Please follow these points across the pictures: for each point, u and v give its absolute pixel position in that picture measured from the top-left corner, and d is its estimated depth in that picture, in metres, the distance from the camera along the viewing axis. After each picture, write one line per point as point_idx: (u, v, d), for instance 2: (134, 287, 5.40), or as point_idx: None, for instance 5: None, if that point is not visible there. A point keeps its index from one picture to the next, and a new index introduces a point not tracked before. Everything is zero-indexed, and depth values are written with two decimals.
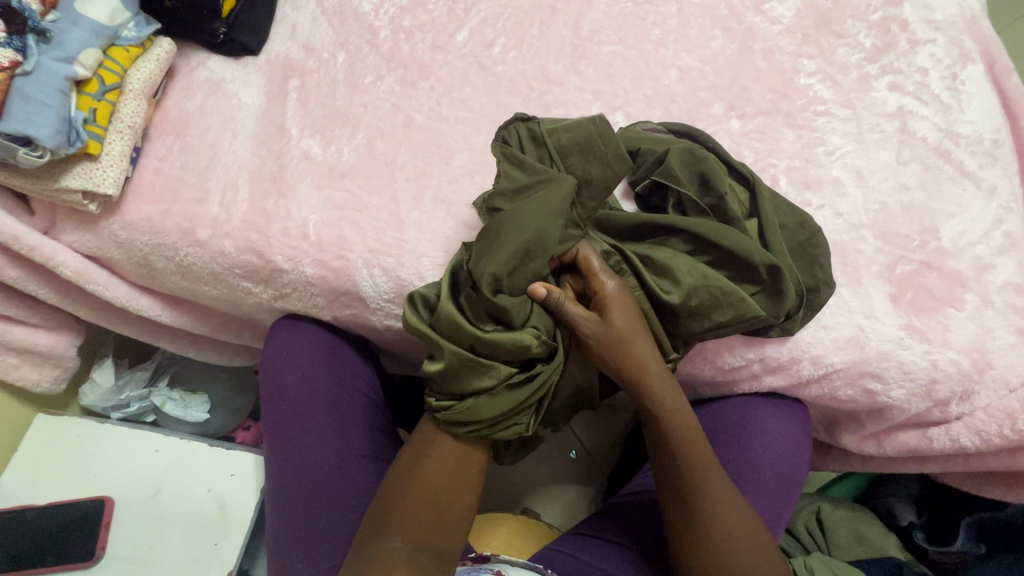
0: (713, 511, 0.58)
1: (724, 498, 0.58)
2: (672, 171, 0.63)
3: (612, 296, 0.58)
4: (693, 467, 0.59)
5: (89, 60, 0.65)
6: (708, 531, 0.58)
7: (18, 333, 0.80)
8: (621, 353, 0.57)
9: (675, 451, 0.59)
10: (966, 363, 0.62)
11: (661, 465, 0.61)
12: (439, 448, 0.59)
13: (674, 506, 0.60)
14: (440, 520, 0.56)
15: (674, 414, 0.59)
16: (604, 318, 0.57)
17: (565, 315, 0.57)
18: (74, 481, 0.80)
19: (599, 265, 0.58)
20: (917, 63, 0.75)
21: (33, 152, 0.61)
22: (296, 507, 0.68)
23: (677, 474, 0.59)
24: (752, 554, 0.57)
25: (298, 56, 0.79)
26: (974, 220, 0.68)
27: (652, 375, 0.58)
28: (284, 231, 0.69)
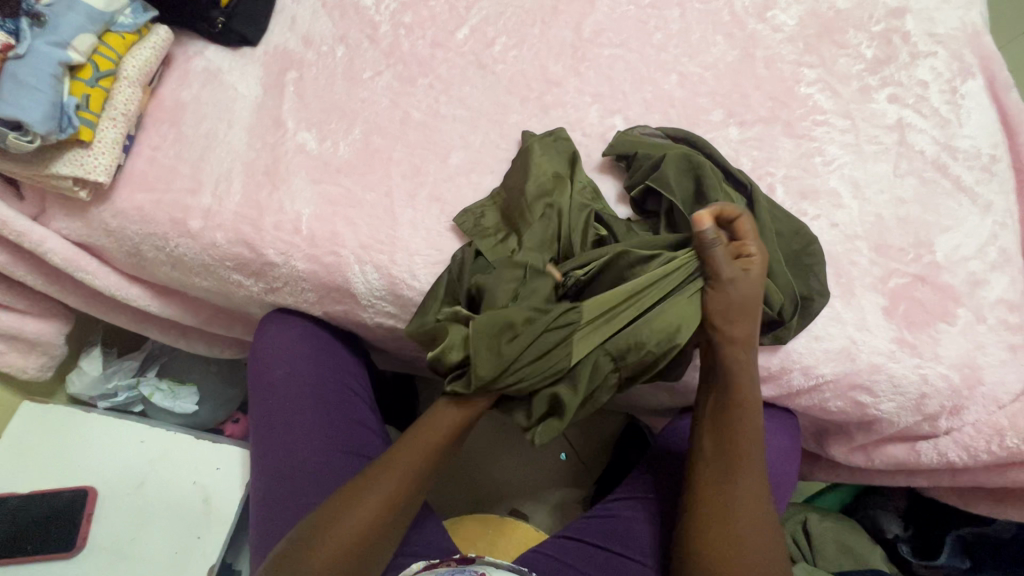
0: (741, 490, 0.58)
1: (753, 480, 0.58)
2: (666, 178, 0.64)
3: (756, 260, 0.59)
4: (738, 441, 0.59)
5: (83, 46, 0.63)
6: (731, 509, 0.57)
7: (6, 319, 0.79)
8: (728, 318, 0.59)
9: (728, 422, 0.59)
10: (956, 379, 0.62)
11: (709, 433, 0.61)
12: (406, 451, 0.58)
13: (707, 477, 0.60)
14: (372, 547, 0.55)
15: (740, 386, 0.59)
16: (746, 274, 0.58)
17: (711, 256, 0.59)
18: (58, 469, 0.79)
19: (750, 227, 0.59)
20: (917, 76, 0.75)
21: (24, 136, 0.60)
22: (311, 483, 0.67)
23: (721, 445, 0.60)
24: (765, 544, 0.56)
25: (297, 49, 0.79)
26: (970, 235, 0.68)
27: (744, 342, 0.59)
28: (276, 224, 0.68)
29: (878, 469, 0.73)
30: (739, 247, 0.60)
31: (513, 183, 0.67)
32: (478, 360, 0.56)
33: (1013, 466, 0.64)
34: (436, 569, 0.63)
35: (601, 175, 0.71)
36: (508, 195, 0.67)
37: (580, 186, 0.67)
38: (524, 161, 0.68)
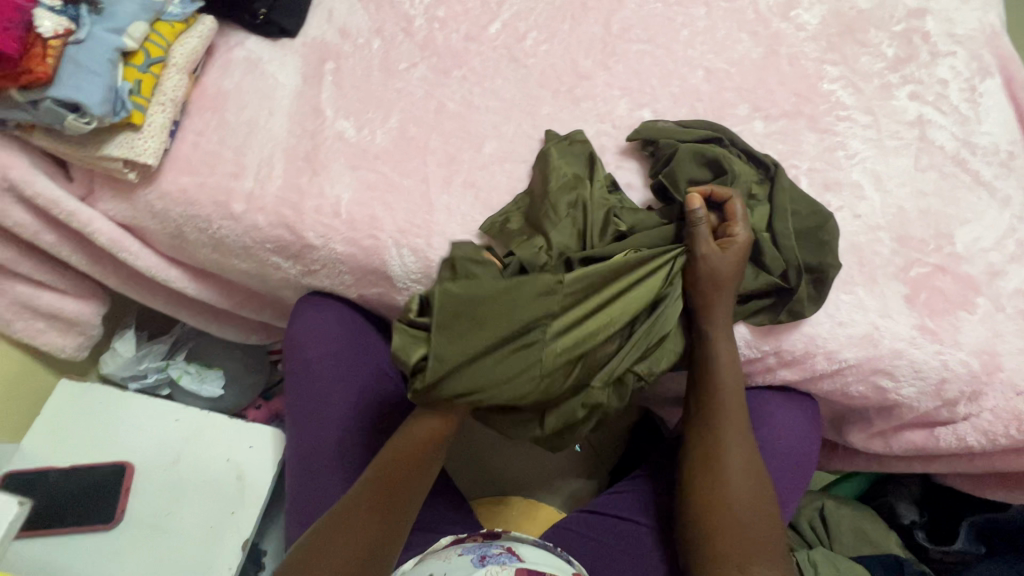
0: (735, 486, 0.61)
1: (745, 474, 0.62)
2: (678, 172, 0.68)
3: (740, 242, 0.64)
4: (724, 440, 0.63)
5: (138, 33, 0.66)
6: (728, 508, 0.61)
7: (47, 299, 0.81)
8: (715, 306, 0.64)
9: (710, 425, 0.64)
10: (975, 365, 0.64)
11: (696, 439, 0.65)
12: (393, 459, 0.60)
13: (698, 480, 0.63)
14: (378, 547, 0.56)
15: (722, 387, 0.64)
16: (722, 252, 0.64)
17: (695, 228, 0.64)
18: (96, 446, 0.81)
19: (741, 212, 0.65)
20: (937, 75, 0.77)
21: (82, 119, 0.63)
22: (320, 479, 0.69)
23: (705, 447, 0.64)
24: (766, 534, 0.60)
25: (334, 41, 0.81)
26: (988, 227, 0.70)
27: (726, 346, 0.65)
28: (317, 208, 0.71)
29: (896, 455, 0.75)
30: (726, 229, 0.65)
31: (539, 181, 0.69)
32: (442, 356, 0.56)
33: None
34: (465, 543, 0.63)
35: (626, 160, 0.74)
36: (528, 195, 0.70)
37: (602, 180, 0.70)
38: (542, 161, 0.70)
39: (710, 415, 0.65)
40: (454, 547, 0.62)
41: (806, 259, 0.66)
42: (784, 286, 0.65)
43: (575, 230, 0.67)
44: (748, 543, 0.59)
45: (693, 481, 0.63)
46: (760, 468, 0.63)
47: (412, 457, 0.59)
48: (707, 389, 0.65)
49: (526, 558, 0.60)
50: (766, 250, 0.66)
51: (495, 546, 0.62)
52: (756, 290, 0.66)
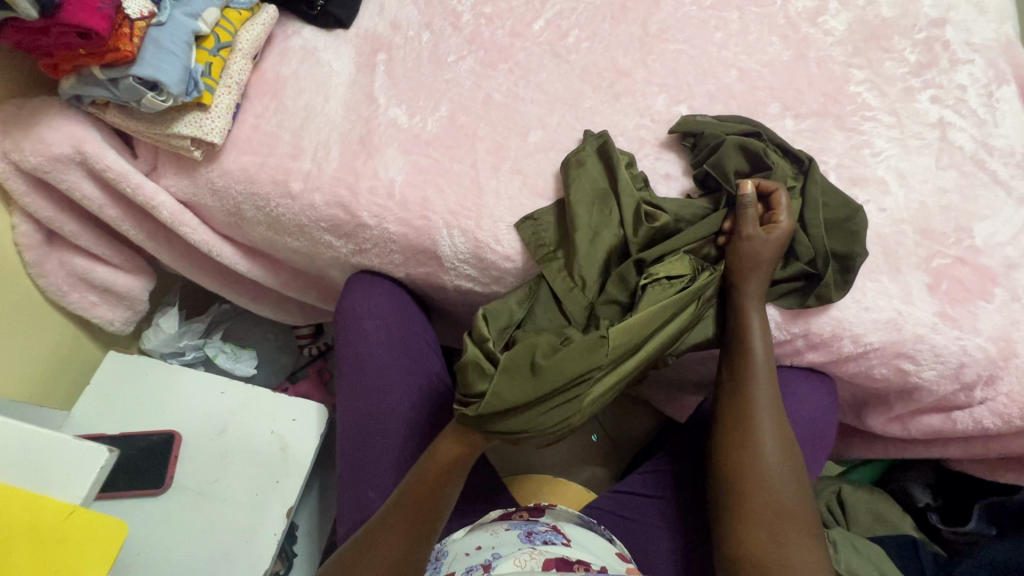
0: (768, 454, 0.63)
1: (779, 445, 0.64)
2: (723, 160, 0.71)
3: (784, 230, 0.68)
4: (756, 406, 0.66)
5: (210, 19, 0.70)
6: (761, 476, 0.62)
7: (101, 272, 0.85)
8: (754, 296, 0.68)
9: (742, 399, 0.66)
10: (992, 350, 0.68)
11: (729, 410, 0.67)
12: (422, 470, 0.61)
13: (733, 449, 0.65)
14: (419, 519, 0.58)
15: (755, 358, 0.67)
16: (767, 237, 0.68)
17: (744, 212, 0.69)
18: (144, 415, 0.84)
19: (787, 203, 0.69)
20: (957, 80, 0.82)
21: (159, 96, 0.67)
22: (371, 450, 0.73)
23: (737, 419, 0.66)
24: (798, 499, 0.62)
25: (385, 32, 0.85)
26: (1005, 223, 0.74)
27: (759, 317, 0.68)
28: (372, 189, 0.74)
29: (913, 439, 0.79)
30: (771, 217, 0.70)
31: (576, 175, 0.73)
32: (499, 394, 0.59)
33: None
34: (511, 519, 0.65)
35: (665, 152, 0.78)
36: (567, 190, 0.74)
37: (635, 176, 0.74)
38: (578, 163, 0.73)
39: (742, 389, 0.67)
40: (502, 523, 0.64)
41: (834, 247, 0.70)
42: (813, 272, 0.69)
43: (611, 223, 0.71)
44: (781, 508, 0.61)
45: (728, 449, 0.65)
46: (792, 440, 0.65)
47: (445, 466, 0.61)
48: (739, 361, 0.68)
49: (572, 539, 0.62)
50: (798, 239, 0.70)
51: (540, 525, 0.63)
52: (784, 275, 0.70)
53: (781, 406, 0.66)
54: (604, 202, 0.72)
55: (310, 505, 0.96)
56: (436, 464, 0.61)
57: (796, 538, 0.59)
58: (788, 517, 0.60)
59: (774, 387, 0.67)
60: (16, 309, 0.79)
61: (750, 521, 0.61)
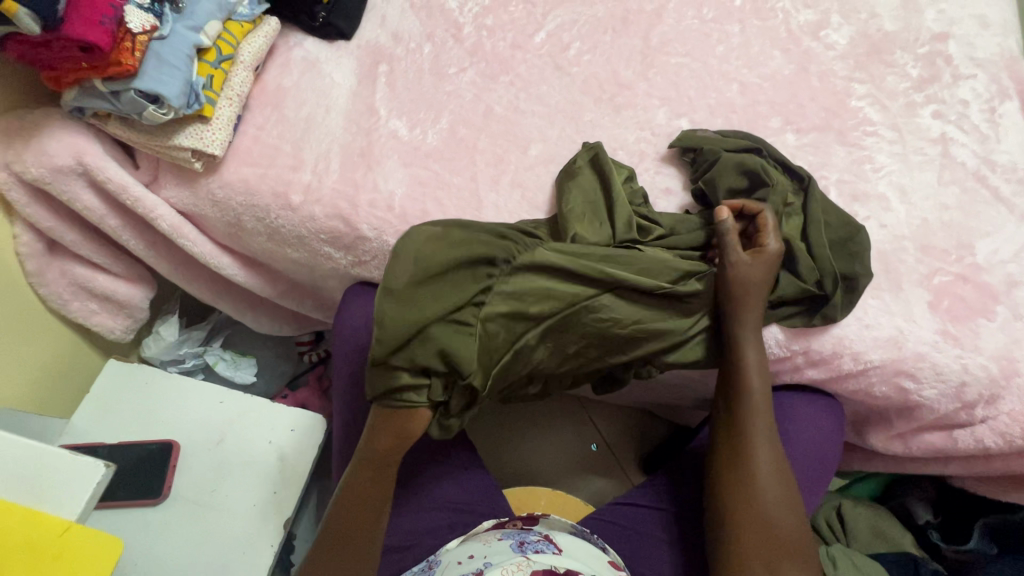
0: (765, 485, 0.63)
1: (775, 475, 0.64)
2: (719, 176, 0.71)
3: (770, 253, 0.68)
4: (753, 435, 0.65)
5: (212, 31, 0.71)
6: (759, 510, 0.62)
7: (101, 280, 0.85)
8: (751, 322, 0.67)
9: (740, 432, 0.66)
10: (994, 369, 0.68)
11: (725, 442, 0.67)
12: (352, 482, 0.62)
13: (730, 484, 0.64)
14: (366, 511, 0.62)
15: (751, 390, 0.66)
16: (750, 261, 0.67)
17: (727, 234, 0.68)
18: (142, 424, 0.84)
19: (772, 223, 0.69)
20: (959, 95, 0.82)
21: (161, 110, 0.67)
22: None
23: (733, 452, 0.66)
24: (794, 529, 0.62)
25: (387, 44, 0.85)
26: (1007, 240, 0.74)
27: (754, 344, 0.67)
28: (371, 201, 0.74)
29: (914, 456, 0.79)
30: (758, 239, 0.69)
31: (571, 189, 0.72)
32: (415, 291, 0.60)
33: None
34: (505, 529, 0.64)
35: (665, 166, 0.78)
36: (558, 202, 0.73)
37: (631, 191, 0.74)
38: (571, 176, 0.73)
39: (739, 422, 0.66)
40: (495, 532, 0.63)
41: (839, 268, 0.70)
42: (819, 293, 0.69)
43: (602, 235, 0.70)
44: (776, 539, 0.61)
45: (724, 485, 0.65)
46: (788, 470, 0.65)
47: (375, 471, 0.62)
48: (737, 393, 0.67)
49: (564, 549, 0.60)
50: (801, 261, 0.70)
51: (533, 533, 0.62)
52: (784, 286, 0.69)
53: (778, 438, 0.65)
54: (595, 211, 0.71)
55: (308, 514, 0.96)
56: (364, 474, 0.62)
57: (790, 568, 0.60)
58: (782, 548, 0.61)
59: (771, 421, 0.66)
60: (17, 317, 0.79)
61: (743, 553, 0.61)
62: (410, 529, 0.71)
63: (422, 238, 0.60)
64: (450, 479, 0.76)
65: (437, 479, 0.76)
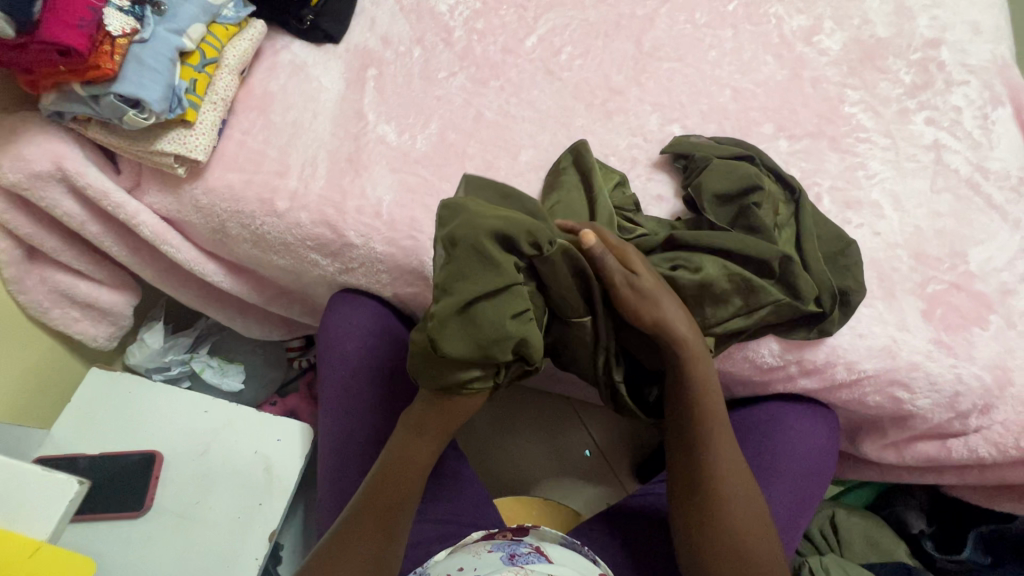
0: (734, 505, 0.60)
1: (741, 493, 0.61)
2: (708, 183, 0.70)
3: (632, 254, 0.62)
4: (714, 453, 0.62)
5: (196, 35, 0.70)
6: (732, 547, 0.59)
7: (83, 288, 0.83)
8: (696, 353, 0.62)
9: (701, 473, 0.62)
10: (988, 379, 0.67)
11: (685, 484, 0.63)
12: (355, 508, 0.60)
13: (698, 529, 0.61)
14: (386, 511, 0.59)
15: (706, 404, 0.62)
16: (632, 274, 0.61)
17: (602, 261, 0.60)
18: (124, 434, 0.83)
19: (614, 239, 0.63)
20: (952, 102, 0.81)
21: (141, 114, 0.66)
22: (348, 475, 0.73)
23: (698, 495, 0.62)
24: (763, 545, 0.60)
25: (376, 47, 0.84)
26: (1000, 248, 0.74)
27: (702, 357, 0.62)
28: (359, 208, 0.73)
29: (908, 465, 0.78)
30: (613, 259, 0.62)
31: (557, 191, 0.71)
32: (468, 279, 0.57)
33: None
34: (494, 539, 0.62)
35: (657, 173, 0.77)
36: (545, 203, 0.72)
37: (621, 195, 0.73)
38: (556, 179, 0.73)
39: (699, 462, 0.62)
40: (484, 543, 0.62)
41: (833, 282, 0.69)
42: (818, 310, 0.67)
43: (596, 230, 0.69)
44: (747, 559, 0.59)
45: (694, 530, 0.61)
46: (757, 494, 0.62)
47: (394, 479, 0.61)
48: (692, 429, 0.63)
49: (555, 560, 0.58)
50: (800, 275, 0.66)
51: (523, 545, 0.60)
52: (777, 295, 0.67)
53: (742, 468, 0.62)
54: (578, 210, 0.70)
55: (295, 524, 0.95)
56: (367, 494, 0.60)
57: None
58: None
59: (730, 453, 0.62)
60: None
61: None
62: None
63: (475, 221, 0.57)
64: (439, 490, 0.75)
65: (425, 491, 0.74)
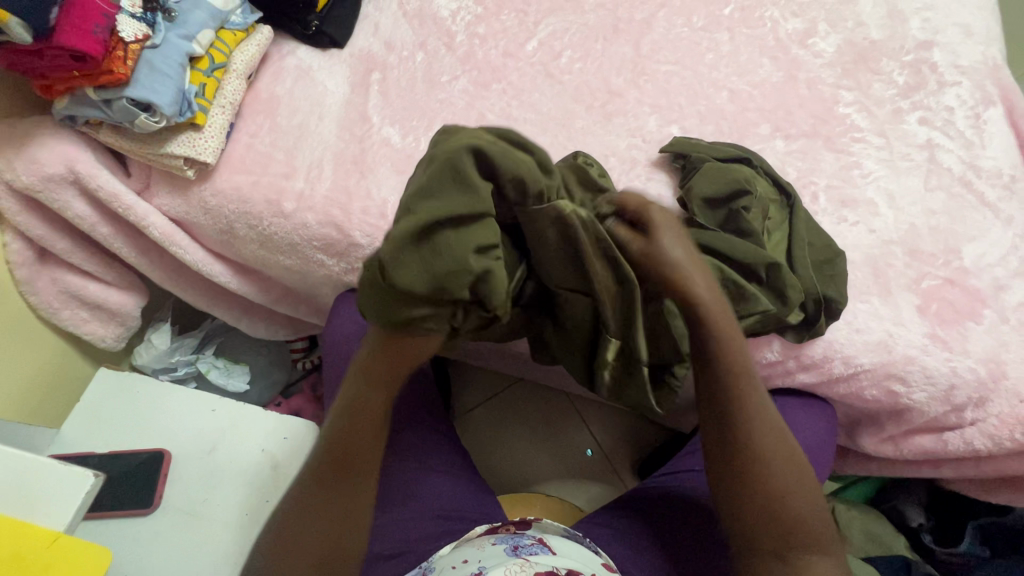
0: (776, 481, 0.60)
1: (783, 465, 0.61)
2: (699, 185, 0.72)
3: (658, 218, 0.58)
4: (752, 432, 0.61)
5: (205, 40, 0.72)
6: (786, 516, 0.59)
7: (93, 289, 0.85)
8: (723, 319, 0.59)
9: (742, 450, 0.61)
10: (982, 372, 0.69)
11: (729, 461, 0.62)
12: (320, 469, 0.59)
13: (747, 510, 0.60)
14: (342, 483, 0.59)
15: (738, 384, 0.61)
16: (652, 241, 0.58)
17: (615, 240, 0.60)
18: (132, 433, 0.84)
19: (635, 198, 0.59)
20: (944, 102, 0.83)
21: (152, 118, 0.68)
22: None
23: (743, 470, 0.61)
24: (811, 512, 0.60)
25: (380, 52, 0.86)
26: (993, 244, 0.75)
27: (728, 324, 0.60)
28: (364, 209, 0.75)
29: (906, 459, 0.79)
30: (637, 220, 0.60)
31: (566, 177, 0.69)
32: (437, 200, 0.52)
33: None
34: (497, 533, 0.63)
35: (656, 173, 0.78)
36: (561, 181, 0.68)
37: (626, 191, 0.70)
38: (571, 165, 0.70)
39: (739, 431, 0.61)
40: (488, 536, 0.63)
41: (824, 289, 0.69)
42: (804, 317, 0.68)
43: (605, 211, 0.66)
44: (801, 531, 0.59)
45: (744, 510, 0.61)
46: (799, 458, 0.62)
47: (349, 457, 0.59)
48: (732, 406, 0.61)
49: (559, 552, 0.59)
50: (787, 279, 0.67)
51: (526, 537, 0.61)
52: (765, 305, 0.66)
53: (779, 436, 0.61)
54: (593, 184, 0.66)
55: None
56: (332, 456, 0.59)
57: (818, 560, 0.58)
58: (814, 550, 0.59)
59: (763, 423, 0.61)
60: (7, 326, 0.79)
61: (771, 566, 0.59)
62: (402, 536, 0.69)
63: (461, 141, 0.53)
64: (445, 488, 0.75)
65: (430, 487, 0.75)
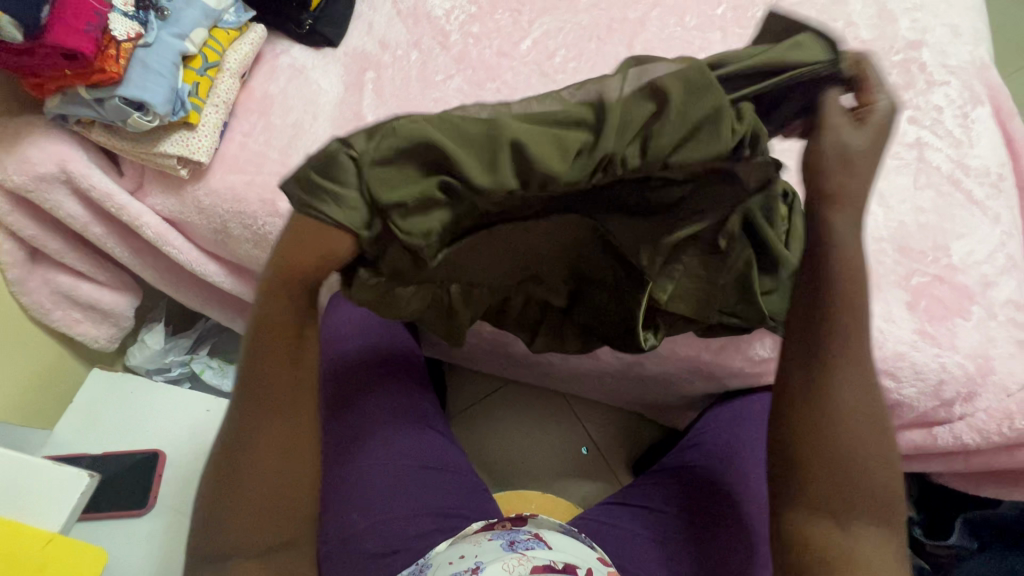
0: (857, 437, 0.50)
1: (868, 425, 0.50)
2: None
3: (877, 113, 0.46)
4: (844, 379, 0.50)
5: (198, 39, 0.72)
6: (858, 481, 0.50)
7: (86, 289, 0.85)
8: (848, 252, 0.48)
9: (822, 404, 0.50)
10: (970, 367, 0.70)
11: (805, 410, 0.51)
12: (265, 397, 0.49)
13: (816, 467, 0.51)
14: (279, 412, 0.50)
15: (842, 319, 0.49)
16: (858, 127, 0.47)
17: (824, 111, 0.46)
18: (127, 433, 0.83)
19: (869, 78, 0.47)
20: (933, 101, 0.84)
21: (145, 117, 0.67)
22: (350, 471, 0.74)
23: (826, 423, 0.50)
24: (882, 480, 0.51)
25: (374, 52, 0.86)
26: (981, 242, 0.76)
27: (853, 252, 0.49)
28: None
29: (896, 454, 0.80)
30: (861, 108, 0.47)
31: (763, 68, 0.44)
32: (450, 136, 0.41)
33: (1019, 447, 0.72)
34: (494, 529, 0.64)
35: None
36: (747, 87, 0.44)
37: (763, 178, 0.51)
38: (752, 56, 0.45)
39: (833, 374, 0.50)
40: (484, 533, 0.63)
41: None
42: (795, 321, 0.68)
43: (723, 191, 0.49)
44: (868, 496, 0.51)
45: (807, 464, 0.51)
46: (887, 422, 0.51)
47: (284, 400, 0.50)
48: (826, 343, 0.50)
49: (556, 546, 0.60)
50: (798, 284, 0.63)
51: (522, 532, 0.61)
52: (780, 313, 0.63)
53: (874, 402, 0.50)
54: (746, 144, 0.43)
55: None
56: (278, 386, 0.49)
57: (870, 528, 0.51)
58: (876, 519, 0.51)
59: (859, 384, 0.50)
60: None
61: (814, 524, 0.51)
62: (398, 534, 0.70)
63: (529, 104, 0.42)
64: (442, 486, 0.76)
65: (426, 484, 0.75)
